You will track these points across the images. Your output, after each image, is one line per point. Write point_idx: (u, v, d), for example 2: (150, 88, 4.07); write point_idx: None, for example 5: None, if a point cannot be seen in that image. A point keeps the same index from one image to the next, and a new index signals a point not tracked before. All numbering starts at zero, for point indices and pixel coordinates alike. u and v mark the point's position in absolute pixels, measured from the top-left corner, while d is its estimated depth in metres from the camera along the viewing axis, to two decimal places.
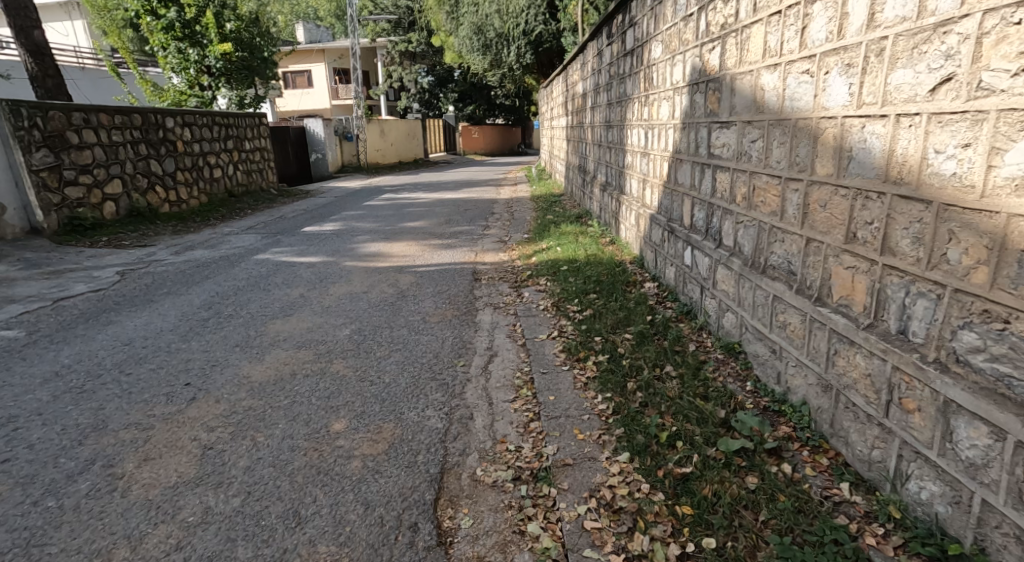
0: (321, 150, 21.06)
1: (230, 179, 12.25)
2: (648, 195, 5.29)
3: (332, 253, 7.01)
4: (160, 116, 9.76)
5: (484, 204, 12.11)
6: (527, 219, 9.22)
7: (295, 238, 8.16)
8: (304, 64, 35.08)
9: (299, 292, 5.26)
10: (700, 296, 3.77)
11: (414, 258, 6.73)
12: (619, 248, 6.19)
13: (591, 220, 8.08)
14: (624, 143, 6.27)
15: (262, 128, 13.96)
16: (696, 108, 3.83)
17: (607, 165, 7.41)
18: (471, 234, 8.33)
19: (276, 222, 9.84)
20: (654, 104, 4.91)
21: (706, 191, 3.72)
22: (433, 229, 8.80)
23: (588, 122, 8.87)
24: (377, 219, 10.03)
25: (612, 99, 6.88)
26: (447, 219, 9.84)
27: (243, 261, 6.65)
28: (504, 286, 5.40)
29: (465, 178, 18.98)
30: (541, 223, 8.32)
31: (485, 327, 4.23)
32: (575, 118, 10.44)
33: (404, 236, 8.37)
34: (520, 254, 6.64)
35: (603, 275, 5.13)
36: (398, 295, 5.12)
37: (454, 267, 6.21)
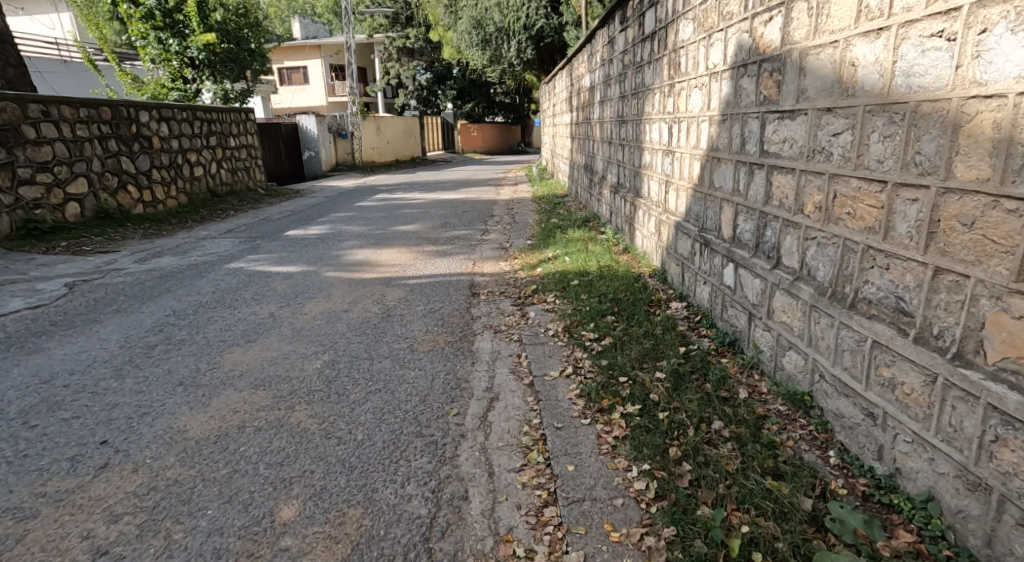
0: (313, 148, 20.35)
1: (214, 178, 11.56)
2: (671, 199, 4.61)
3: (314, 262, 6.31)
4: (133, 110, 9.06)
5: (483, 205, 11.41)
6: (530, 223, 8.53)
7: (276, 243, 7.45)
8: (299, 61, 34.22)
9: (269, 310, 4.56)
10: (747, 325, 3.10)
11: (405, 268, 6.05)
12: (635, 258, 5.52)
13: (600, 225, 7.40)
14: (641, 140, 5.59)
15: (247, 124, 13.25)
16: (743, 96, 3.15)
17: (619, 165, 6.72)
18: (468, 240, 7.62)
19: (259, 224, 9.14)
20: (682, 94, 4.22)
21: (756, 197, 3.04)
22: (427, 233, 8.09)
23: (597, 118, 8.17)
24: (367, 222, 9.33)
25: (627, 92, 6.18)
26: (443, 223, 9.13)
27: (212, 271, 5.93)
28: (506, 304, 4.70)
29: (463, 177, 18.30)
30: (546, 227, 7.62)
31: (484, 359, 3.53)
32: (582, 114, 9.72)
33: (395, 241, 7.65)
34: (524, 264, 5.94)
35: (621, 292, 4.45)
36: (383, 315, 4.42)
37: (449, 280, 5.50)
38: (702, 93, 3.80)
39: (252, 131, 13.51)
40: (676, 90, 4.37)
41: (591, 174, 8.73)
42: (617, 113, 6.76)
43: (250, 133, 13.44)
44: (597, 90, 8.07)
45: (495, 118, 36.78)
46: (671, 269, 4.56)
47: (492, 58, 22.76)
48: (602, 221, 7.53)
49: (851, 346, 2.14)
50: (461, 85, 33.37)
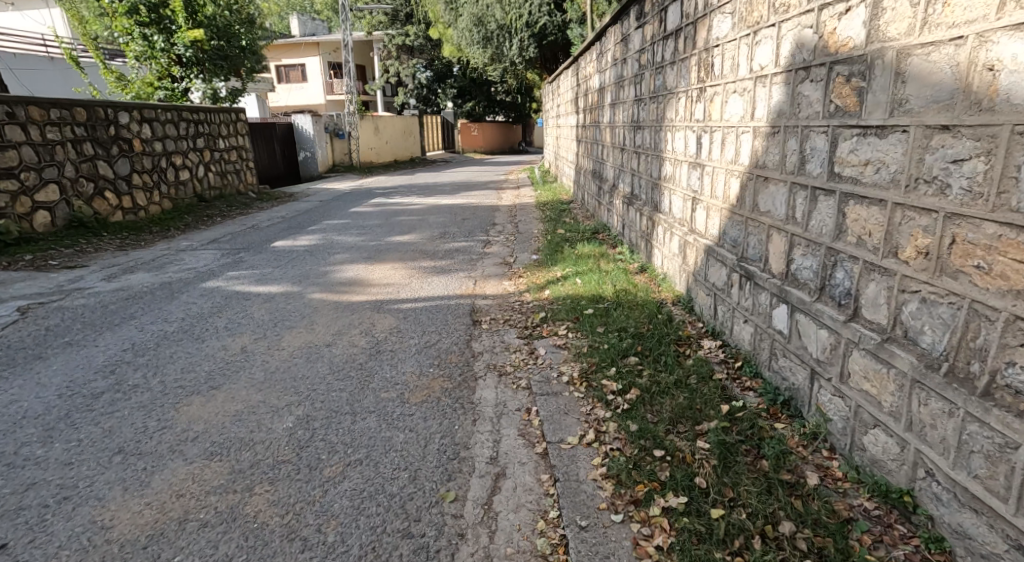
0: (309, 149, 19.84)
1: (201, 182, 11.03)
2: (699, 218, 4.08)
3: (300, 281, 5.77)
4: (112, 111, 8.53)
5: (484, 211, 10.87)
6: (535, 234, 7.99)
7: (261, 257, 6.90)
8: (297, 59, 33.55)
9: (244, 343, 4.02)
10: (807, 384, 2.56)
11: (399, 288, 5.52)
12: (654, 281, 4.99)
13: (612, 239, 6.86)
14: (660, 149, 5.06)
15: (236, 125, 12.71)
16: (803, 105, 2.61)
17: (634, 175, 6.16)
18: (469, 254, 7.07)
19: (246, 233, 8.59)
20: (716, 99, 3.67)
21: (820, 229, 2.51)
22: (424, 246, 7.53)
23: (607, 121, 7.62)
24: (361, 231, 8.77)
25: (644, 95, 5.62)
26: (441, 232, 8.59)
27: (186, 292, 5.37)
28: (512, 337, 4.15)
29: (463, 179, 17.80)
30: (553, 240, 7.07)
31: (488, 415, 2.98)
32: (590, 116, 9.16)
33: (390, 255, 7.09)
34: (531, 285, 5.40)
35: (644, 326, 3.92)
36: (372, 352, 3.87)
37: (448, 305, 4.96)
38: (743, 99, 3.25)
39: (242, 132, 12.96)
40: (708, 94, 3.82)
41: (600, 182, 8.19)
42: (632, 118, 6.20)
43: (240, 134, 12.89)
44: (608, 92, 7.51)
45: (496, 117, 36.20)
46: (700, 299, 4.03)
47: (493, 57, 22.21)
48: (613, 235, 6.99)
49: (986, 450, 1.62)
50: (461, 83, 32.75)
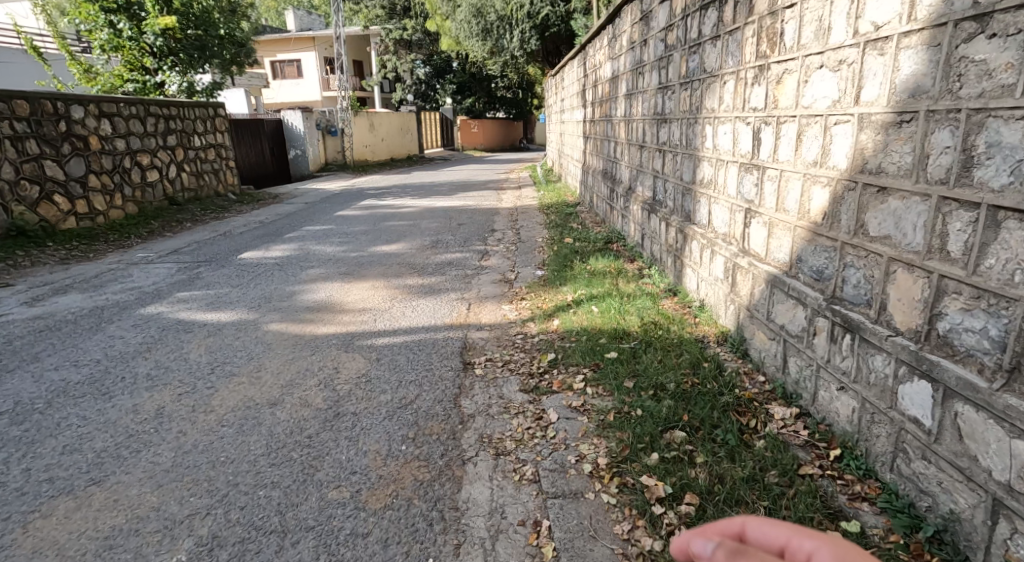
0: (299, 146, 18.97)
1: (173, 184, 10.13)
2: (758, 237, 3.15)
3: (259, 305, 4.84)
4: (61, 105, 7.66)
5: (482, 215, 9.92)
6: (540, 243, 7.06)
7: (221, 272, 5.99)
8: (293, 54, 32.57)
9: (163, 399, 3.10)
10: (977, 516, 1.68)
11: (377, 314, 4.60)
12: (688, 310, 4.06)
13: (631, 253, 5.92)
14: (696, 146, 4.13)
15: (214, 120, 11.78)
16: (971, 76, 1.68)
17: (659, 178, 5.21)
18: (462, 268, 6.14)
19: (214, 242, 7.68)
20: (790, 78, 2.71)
21: (1006, 276, 1.59)
22: (411, 258, 6.61)
23: (624, 114, 6.66)
24: (344, 239, 7.83)
25: (673, 81, 4.66)
26: (434, 240, 7.67)
27: (117, 320, 4.47)
28: (513, 390, 3.23)
29: (461, 179, 16.87)
30: (560, 252, 6.14)
31: (477, 535, 2.07)
32: (601, 110, 8.20)
33: (373, 269, 6.16)
34: (535, 313, 4.50)
35: (687, 381, 2.99)
36: (329, 416, 2.94)
37: (432, 340, 4.03)
38: (840, 76, 2.29)
39: (222, 129, 12.04)
40: (776, 72, 2.85)
41: (614, 185, 7.23)
42: (657, 108, 5.24)
43: (219, 131, 11.97)
44: (625, 82, 6.56)
45: (496, 114, 35.20)
46: (759, 342, 3.09)
47: (493, 49, 21.23)
48: (631, 247, 6.05)
49: None
50: (461, 78, 31.77)
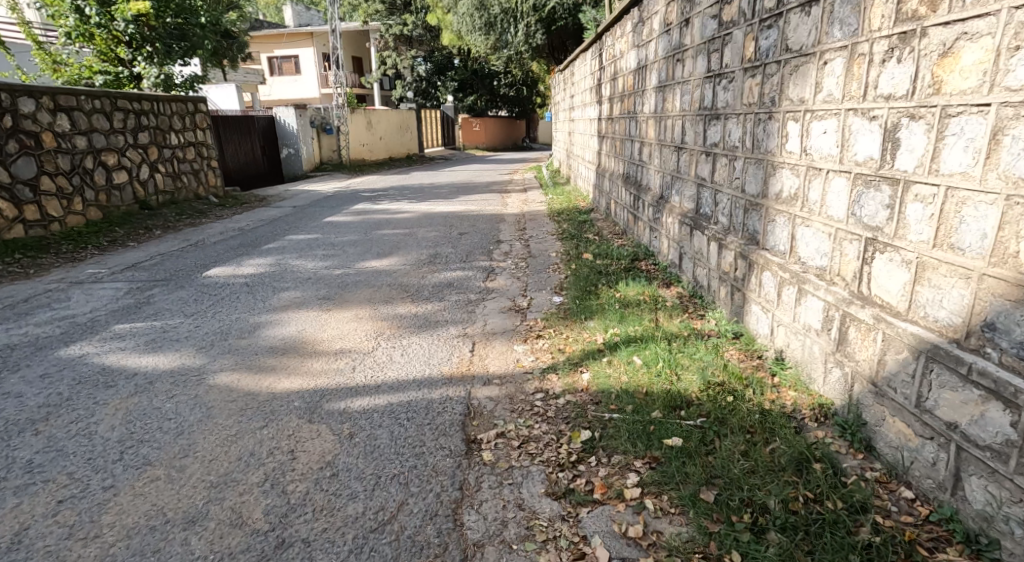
0: (293, 144, 18.09)
1: (144, 186, 9.21)
2: (891, 281, 2.21)
3: (211, 344, 3.89)
4: (7, 97, 6.72)
5: (486, 222, 8.98)
6: (555, 260, 6.11)
7: (178, 295, 5.05)
8: (291, 50, 31.58)
9: (32, 512, 2.17)
10: None
11: (359, 359, 3.67)
12: (762, 366, 3.12)
13: (669, 277, 4.96)
14: (771, 149, 3.18)
15: (195, 116, 10.83)
16: None
17: (708, 190, 4.26)
18: (465, 291, 5.18)
19: (181, 255, 6.74)
20: (972, 47, 1.80)
21: None
22: (404, 278, 5.66)
23: (655, 111, 5.70)
24: (329, 252, 6.89)
25: (731, 67, 3.70)
26: (432, 254, 6.76)
27: (26, 365, 3.52)
28: (536, 496, 2.30)
29: (463, 180, 15.95)
30: (581, 274, 5.20)
31: None
32: (622, 107, 7.24)
33: (359, 292, 5.21)
34: (559, 362, 3.55)
35: (796, 496, 2.05)
36: (266, 551, 2.01)
37: (426, 404, 3.08)
38: None
39: (203, 126, 11.10)
40: (941, 39, 1.92)
41: (640, 193, 6.27)
42: (704, 103, 4.28)
43: (201, 129, 11.02)
44: (658, 73, 5.59)
45: (498, 112, 34.23)
46: (897, 435, 2.14)
47: (496, 44, 20.29)
48: (666, 270, 5.10)
49: None
50: (462, 76, 30.80)
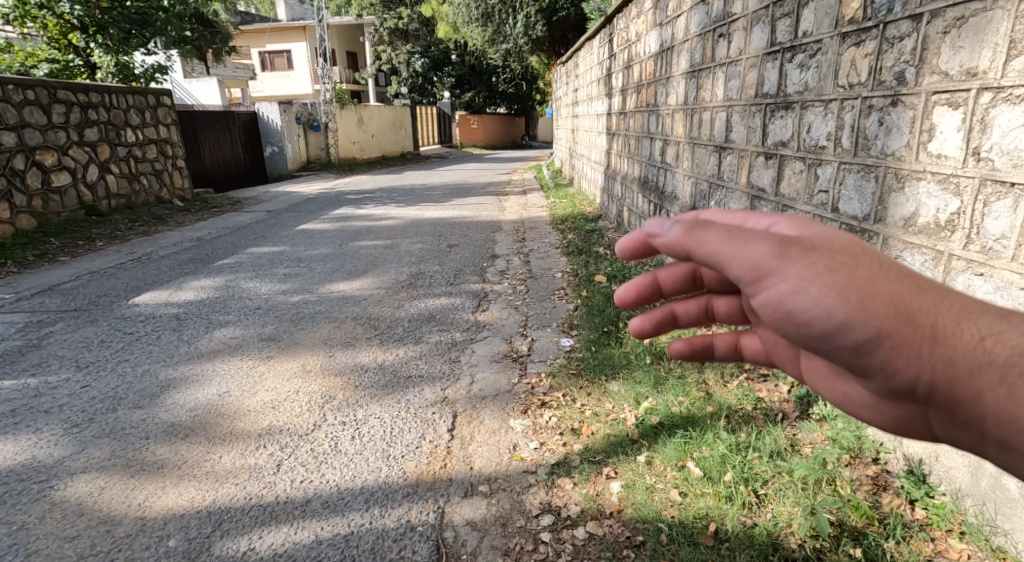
0: (276, 142, 17.01)
1: (93, 190, 8.14)
2: None
3: (88, 418, 2.81)
4: None
5: (481, 231, 7.91)
6: (561, 285, 5.06)
7: (84, 332, 3.99)
8: (284, 43, 30.40)
9: None
10: None
11: (291, 446, 2.60)
12: (886, 483, 2.06)
13: None
14: (897, 150, 2.12)
15: (158, 110, 9.73)
16: None
17: (771, 205, 3.18)
18: (448, 330, 4.13)
19: (116, 274, 5.69)
20: None
21: None
22: (374, 308, 4.60)
23: (686, 101, 4.64)
24: (292, 270, 5.83)
25: (816, 35, 2.63)
26: (415, 273, 5.70)
27: None
28: None
29: (458, 181, 14.87)
30: (595, 309, 4.15)
31: None
32: (640, 100, 6.17)
33: (316, 327, 4.15)
34: (575, 455, 2.49)
35: None
36: None
37: (374, 541, 2.03)
38: None
39: (168, 121, 9.98)
40: None
41: (664, 203, 5.20)
42: (764, 89, 3.22)
43: (165, 125, 9.91)
44: (691, 56, 4.52)
45: (497, 109, 33.11)
46: None
47: (494, 36, 19.25)
48: None
49: None
50: (460, 71, 29.70)
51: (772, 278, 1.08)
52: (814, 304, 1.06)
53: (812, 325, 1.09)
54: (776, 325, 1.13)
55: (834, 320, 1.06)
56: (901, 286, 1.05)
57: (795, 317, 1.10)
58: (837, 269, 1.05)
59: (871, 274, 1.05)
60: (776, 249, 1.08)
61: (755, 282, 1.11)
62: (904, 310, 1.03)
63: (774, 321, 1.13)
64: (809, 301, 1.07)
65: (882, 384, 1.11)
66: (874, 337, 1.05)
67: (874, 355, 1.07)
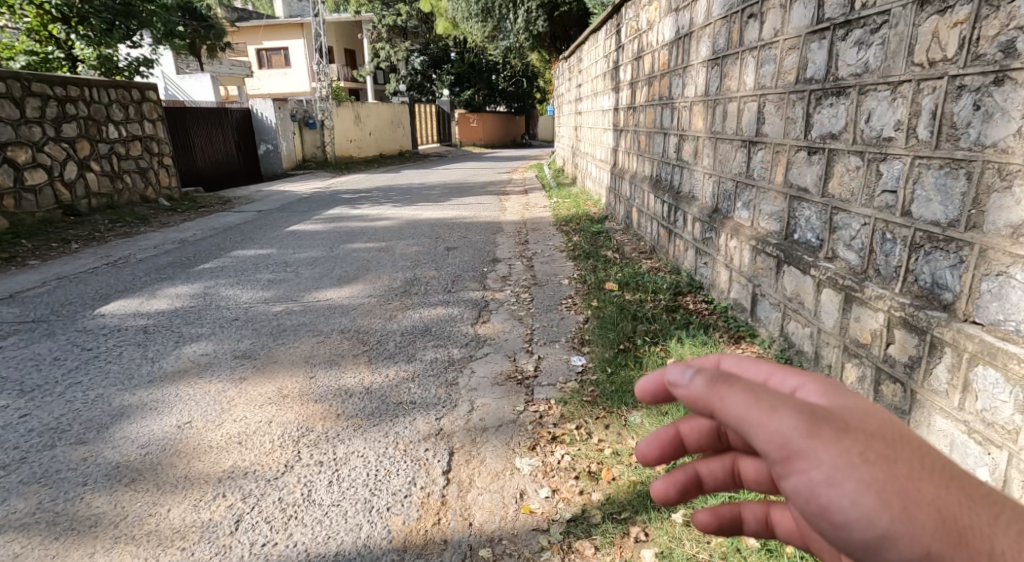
0: (271, 140, 16.58)
1: (71, 188, 7.72)
2: None
3: (18, 458, 2.40)
4: None
5: (481, 233, 7.51)
6: (569, 293, 4.65)
7: (38, 348, 3.58)
8: (281, 40, 29.96)
9: None
10: None
11: (257, 494, 2.19)
12: None
13: (737, 331, 3.50)
14: (1000, 138, 1.74)
15: (144, 105, 9.32)
16: None
17: (816, 207, 2.78)
18: (445, 345, 3.72)
19: (86, 280, 5.27)
20: None
21: None
22: (364, 320, 4.19)
23: (707, 92, 4.23)
24: (279, 275, 5.43)
25: (881, 6, 2.24)
26: (411, 279, 5.30)
27: None
28: None
29: (457, 180, 14.47)
30: (608, 323, 3.75)
31: None
32: (652, 93, 5.77)
33: (299, 342, 3.73)
34: (595, 509, 2.09)
35: None
36: None
37: None
38: None
39: (155, 117, 9.55)
40: None
41: (681, 204, 4.79)
42: (808, 74, 2.82)
43: (151, 121, 9.48)
44: (713, 42, 4.11)
45: (497, 107, 32.70)
46: None
47: (494, 32, 18.86)
48: (731, 321, 3.64)
49: None
50: (460, 69, 29.30)
51: (802, 460, 0.87)
52: (850, 505, 0.85)
53: (848, 531, 0.87)
54: (805, 518, 0.91)
55: (874, 529, 0.84)
56: (954, 498, 0.83)
57: (792, 463, 0.87)
58: (891, 464, 0.84)
59: (917, 475, 0.83)
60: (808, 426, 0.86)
61: (780, 462, 0.89)
62: (963, 539, 0.80)
63: (768, 455, 0.89)
64: (844, 499, 0.85)
65: None
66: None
67: None
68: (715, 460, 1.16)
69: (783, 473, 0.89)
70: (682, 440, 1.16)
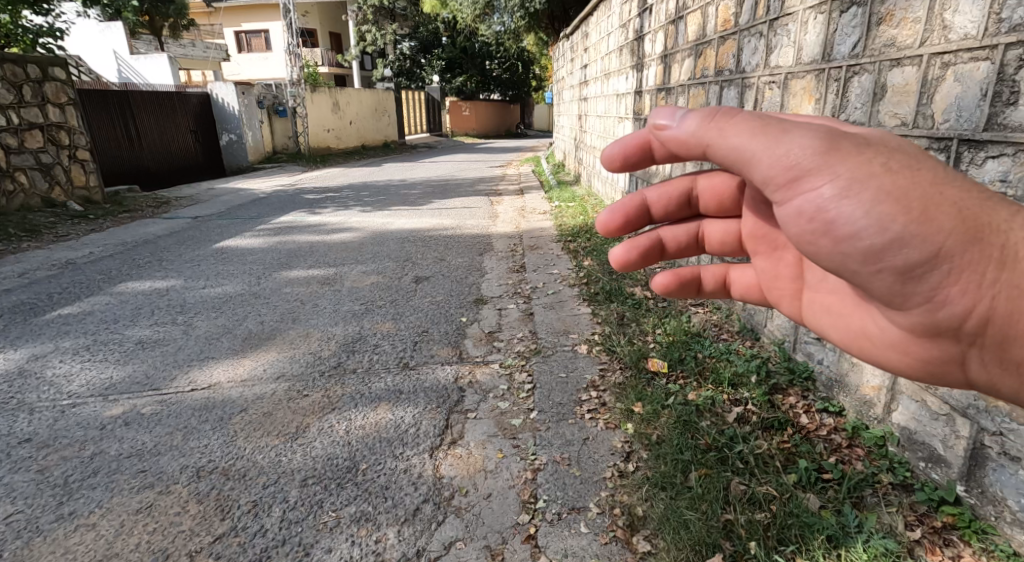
0: (234, 130, 14.64)
1: None
2: None
3: None
4: None
5: (463, 254, 5.77)
6: (591, 381, 2.93)
7: None
8: (260, 22, 27.88)
9: None
10: None
11: None
12: None
13: (937, 515, 1.83)
14: None
15: (48, 86, 7.52)
16: None
17: None
18: (373, 519, 2.02)
19: None
20: None
21: None
22: (247, 441, 2.46)
23: (828, 55, 2.54)
24: (159, 332, 3.69)
25: None
26: (351, 342, 3.56)
27: None
28: None
29: (444, 176, 12.65)
30: (672, 478, 2.07)
31: None
32: (704, 64, 4.07)
33: (99, 510, 2.04)
34: None
35: None
36: None
37: None
38: None
39: (63, 102, 7.73)
40: None
41: None
42: None
43: (57, 105, 7.66)
44: None
45: (491, 95, 30.77)
46: None
47: (487, 9, 16.94)
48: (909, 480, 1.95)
49: None
50: (451, 54, 26.85)
51: (808, 179, 1.13)
52: (859, 213, 1.11)
53: (856, 241, 1.12)
54: (812, 236, 1.18)
55: (887, 235, 1.09)
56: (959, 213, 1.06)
57: (835, 228, 1.13)
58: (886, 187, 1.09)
59: (920, 178, 1.08)
60: (820, 147, 1.12)
61: (787, 183, 1.15)
62: (972, 229, 1.05)
63: (810, 233, 1.17)
64: (852, 209, 1.11)
65: (924, 316, 1.15)
66: (930, 257, 1.07)
67: (925, 277, 1.09)
68: (730, 243, 1.58)
69: (833, 245, 1.16)
70: (715, 195, 1.57)
